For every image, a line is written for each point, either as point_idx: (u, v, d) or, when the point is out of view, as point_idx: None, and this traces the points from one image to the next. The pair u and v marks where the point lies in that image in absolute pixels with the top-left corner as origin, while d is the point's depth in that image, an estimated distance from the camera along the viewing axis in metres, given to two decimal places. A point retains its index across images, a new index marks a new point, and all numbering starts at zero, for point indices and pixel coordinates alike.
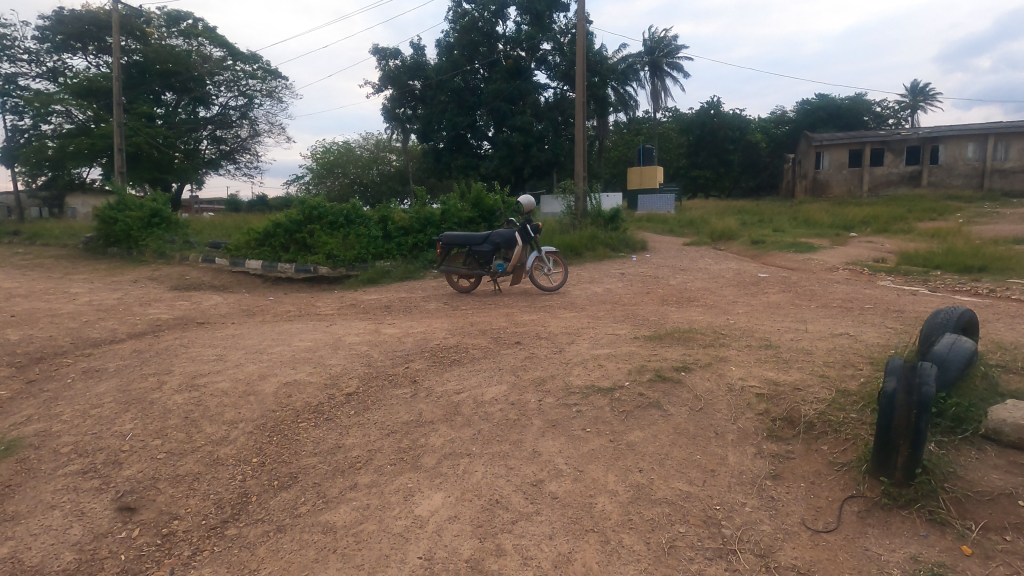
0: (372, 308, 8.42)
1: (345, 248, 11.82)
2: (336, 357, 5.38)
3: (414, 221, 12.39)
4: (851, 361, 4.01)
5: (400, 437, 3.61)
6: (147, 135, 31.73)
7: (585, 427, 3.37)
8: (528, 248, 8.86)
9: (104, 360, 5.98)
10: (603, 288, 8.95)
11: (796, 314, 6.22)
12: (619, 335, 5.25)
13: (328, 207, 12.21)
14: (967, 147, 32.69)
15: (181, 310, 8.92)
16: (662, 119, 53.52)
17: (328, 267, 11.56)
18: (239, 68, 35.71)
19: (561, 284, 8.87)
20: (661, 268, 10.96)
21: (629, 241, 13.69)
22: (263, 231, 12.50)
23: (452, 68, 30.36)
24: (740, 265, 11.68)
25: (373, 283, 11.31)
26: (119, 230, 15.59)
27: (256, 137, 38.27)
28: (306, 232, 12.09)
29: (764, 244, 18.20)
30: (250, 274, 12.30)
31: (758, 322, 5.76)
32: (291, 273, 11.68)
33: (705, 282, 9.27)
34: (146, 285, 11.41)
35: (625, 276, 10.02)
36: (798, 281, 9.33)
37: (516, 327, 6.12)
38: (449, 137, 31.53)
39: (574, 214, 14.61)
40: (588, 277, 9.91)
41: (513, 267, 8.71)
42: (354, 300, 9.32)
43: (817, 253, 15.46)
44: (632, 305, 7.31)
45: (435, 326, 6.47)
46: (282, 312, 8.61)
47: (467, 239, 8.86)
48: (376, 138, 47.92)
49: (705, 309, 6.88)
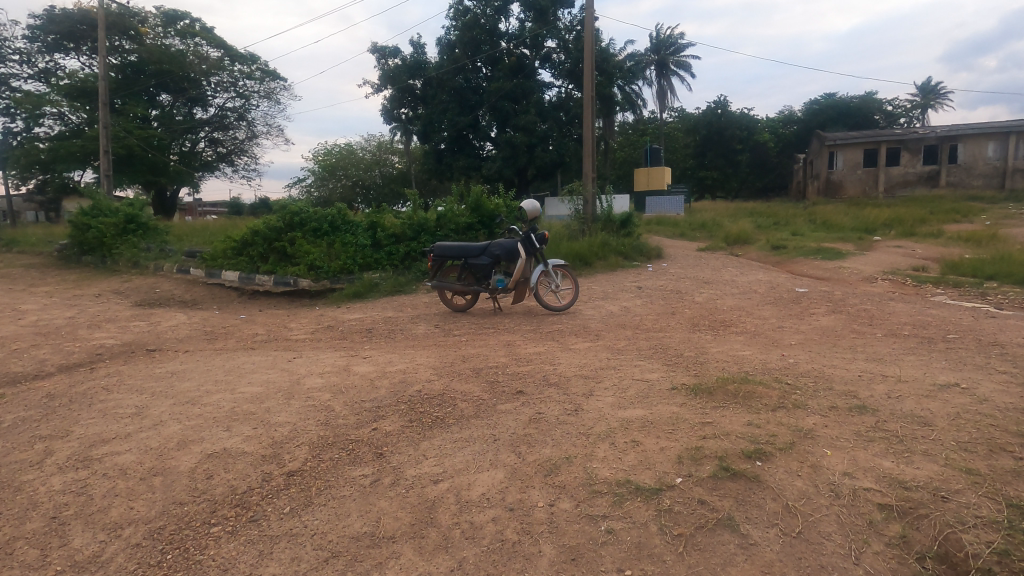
0: (351, 332, 7.22)
1: (330, 258, 10.66)
2: (286, 411, 4.19)
3: (407, 228, 11.22)
4: (998, 442, 2.81)
5: (346, 569, 2.45)
6: (139, 137, 30.75)
7: (622, 567, 2.23)
8: (532, 261, 7.63)
9: (7, 407, 4.80)
10: (619, 307, 7.74)
11: (866, 349, 4.98)
12: (656, 386, 4.04)
13: (311, 212, 11.05)
14: (987, 146, 31.51)
15: (133, 334, 7.73)
16: (668, 119, 52.40)
17: (309, 279, 10.40)
18: (237, 69, 34.67)
19: (572, 302, 7.63)
20: (682, 281, 9.77)
21: (643, 248, 12.52)
22: (241, 239, 11.37)
23: (453, 68, 29.29)
24: (770, 276, 10.48)
25: (359, 297, 10.10)
26: (93, 237, 14.51)
27: (254, 139, 37.22)
28: (286, 240, 10.93)
29: (785, 249, 16.97)
30: (226, 287, 11.19)
31: (825, 362, 4.54)
32: (268, 285, 10.55)
33: (737, 298, 8.08)
34: (108, 300, 10.26)
35: (644, 291, 8.84)
36: (844, 298, 8.15)
37: (519, 365, 4.96)
38: (451, 137, 30.22)
39: (582, 219, 13.39)
40: (601, 292, 8.72)
41: (515, 283, 7.50)
42: (333, 320, 8.12)
43: (846, 260, 14.21)
44: (658, 332, 6.09)
45: (421, 362, 5.29)
46: (248, 337, 7.44)
47: (462, 250, 7.72)
48: (377, 140, 47.07)
49: (749, 338, 5.65)
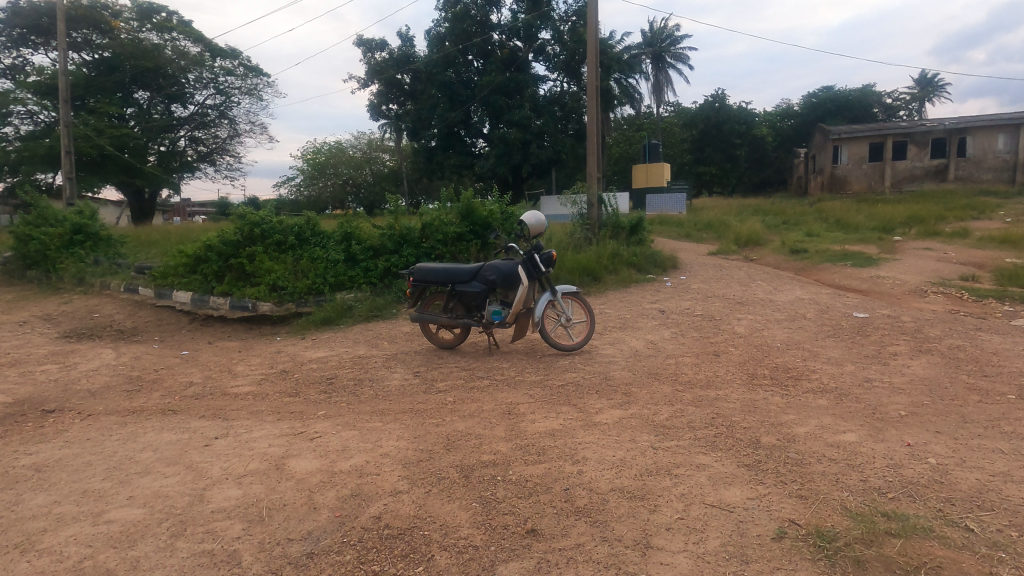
0: (307, 383, 5.67)
1: (296, 277, 9.14)
2: (165, 567, 2.67)
3: (387, 239, 9.67)
4: None
5: None
6: (111, 136, 28.89)
7: None
8: (537, 289, 6.09)
9: None
10: (644, 344, 6.21)
11: (1021, 433, 3.50)
12: (750, 529, 2.55)
13: (274, 223, 9.51)
14: (997, 139, 30.30)
15: (34, 385, 6.13)
16: (664, 114, 51.08)
17: (270, 302, 8.86)
18: (217, 64, 32.75)
19: (587, 339, 6.06)
20: (711, 302, 8.28)
21: (658, 258, 11.01)
22: (194, 254, 9.80)
23: (443, 61, 27.65)
24: (810, 293, 9.02)
25: (329, 324, 8.55)
26: (34, 250, 12.83)
27: (237, 138, 35.42)
28: (245, 255, 9.34)
29: (806, 254, 15.56)
30: (177, 311, 9.64)
31: (988, 466, 3.03)
32: (224, 310, 9.02)
33: (786, 329, 6.61)
34: (30, 331, 8.64)
35: (670, 319, 7.35)
36: (914, 324, 6.71)
37: (530, 461, 3.45)
38: (441, 134, 28.55)
39: (586, 225, 11.85)
40: (619, 322, 7.22)
41: (515, 316, 5.99)
42: (290, 362, 6.56)
43: (879, 267, 12.78)
44: (708, 391, 4.58)
45: (390, 451, 3.74)
46: (180, 389, 5.89)
47: (448, 274, 6.21)
48: (368, 137, 45.59)
49: (843, 406, 4.12)
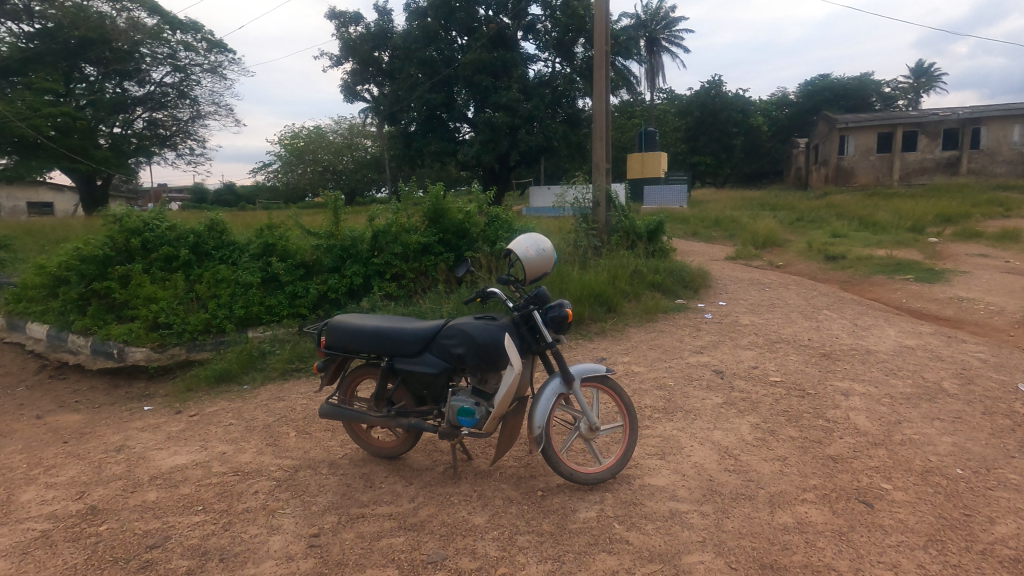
0: (107, 567, 2.97)
1: (188, 308, 6.43)
2: None
3: (324, 253, 7.01)
4: None
5: None
6: (52, 116, 25.33)
7: None
8: (538, 373, 3.46)
9: None
10: (718, 464, 3.62)
11: None
12: None
13: (164, 232, 6.80)
14: (1013, 129, 28.12)
15: None
16: (659, 101, 48.57)
17: (146, 347, 6.14)
18: (176, 38, 29.13)
19: (623, 466, 3.43)
20: (788, 356, 5.67)
21: (686, 274, 8.43)
22: (53, 274, 7.00)
23: (424, 36, 24.68)
24: (907, 334, 6.50)
25: (227, 380, 5.87)
26: None
27: (200, 120, 31.96)
28: (116, 277, 6.57)
29: (844, 261, 13.17)
30: (27, 355, 6.86)
31: None
32: (84, 356, 6.31)
33: (939, 426, 4.04)
34: None
35: (740, 395, 4.72)
36: None
37: None
38: (421, 117, 25.59)
39: (591, 230, 9.24)
40: (664, 403, 4.58)
41: (496, 425, 3.40)
42: (121, 486, 3.85)
43: (947, 283, 10.38)
44: None
45: None
46: None
47: (381, 341, 3.59)
48: (347, 122, 42.44)
49: None
